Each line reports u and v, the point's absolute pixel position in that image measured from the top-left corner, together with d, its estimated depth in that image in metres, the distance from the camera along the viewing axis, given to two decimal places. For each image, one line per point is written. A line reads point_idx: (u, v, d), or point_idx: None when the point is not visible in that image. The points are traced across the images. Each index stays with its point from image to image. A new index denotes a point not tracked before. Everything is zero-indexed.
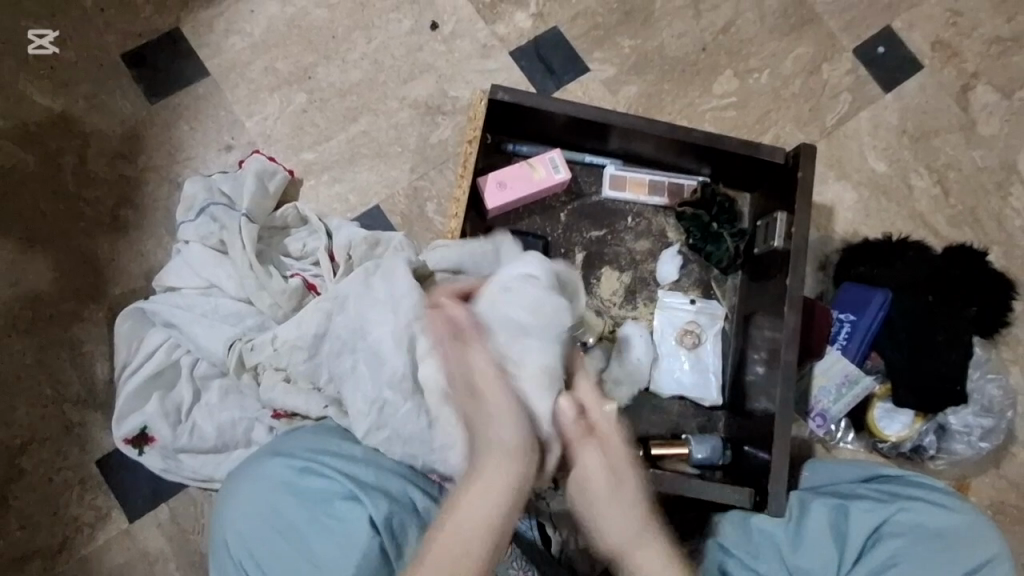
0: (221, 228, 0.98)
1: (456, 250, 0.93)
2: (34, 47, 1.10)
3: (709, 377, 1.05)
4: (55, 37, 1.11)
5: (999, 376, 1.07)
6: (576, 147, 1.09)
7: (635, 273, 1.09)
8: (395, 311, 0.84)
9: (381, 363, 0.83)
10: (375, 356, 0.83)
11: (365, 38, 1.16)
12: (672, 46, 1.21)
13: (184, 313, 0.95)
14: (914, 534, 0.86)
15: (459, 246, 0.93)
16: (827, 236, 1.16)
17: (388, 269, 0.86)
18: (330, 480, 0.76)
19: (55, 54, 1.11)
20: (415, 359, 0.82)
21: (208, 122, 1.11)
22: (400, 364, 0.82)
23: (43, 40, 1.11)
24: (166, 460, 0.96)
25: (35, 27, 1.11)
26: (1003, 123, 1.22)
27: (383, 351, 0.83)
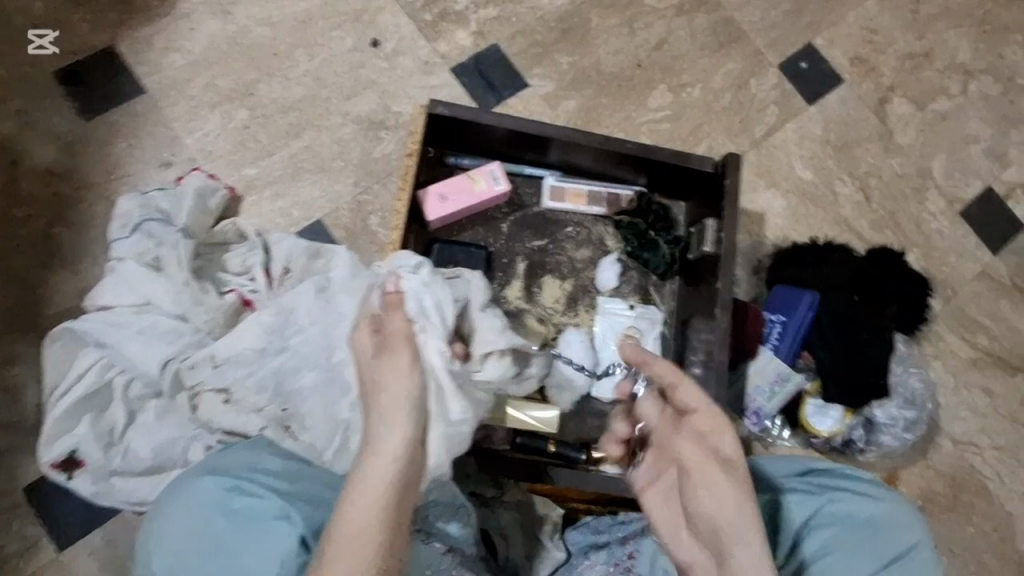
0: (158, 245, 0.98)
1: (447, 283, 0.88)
2: (35, 46, 1.11)
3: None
4: (55, 36, 1.12)
5: (921, 370, 1.14)
6: (516, 160, 1.12)
7: (576, 281, 1.12)
8: None
9: (344, 387, 0.86)
10: (331, 376, 0.87)
11: (308, 55, 1.17)
12: (609, 61, 1.26)
13: (117, 331, 0.95)
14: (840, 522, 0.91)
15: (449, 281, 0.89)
16: (759, 242, 1.21)
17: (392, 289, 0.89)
18: (259, 498, 0.76)
19: (56, 52, 1.11)
20: None
21: (147, 139, 1.11)
22: None
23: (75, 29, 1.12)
24: (98, 483, 0.95)
25: (35, 28, 1.12)
26: (918, 132, 1.30)
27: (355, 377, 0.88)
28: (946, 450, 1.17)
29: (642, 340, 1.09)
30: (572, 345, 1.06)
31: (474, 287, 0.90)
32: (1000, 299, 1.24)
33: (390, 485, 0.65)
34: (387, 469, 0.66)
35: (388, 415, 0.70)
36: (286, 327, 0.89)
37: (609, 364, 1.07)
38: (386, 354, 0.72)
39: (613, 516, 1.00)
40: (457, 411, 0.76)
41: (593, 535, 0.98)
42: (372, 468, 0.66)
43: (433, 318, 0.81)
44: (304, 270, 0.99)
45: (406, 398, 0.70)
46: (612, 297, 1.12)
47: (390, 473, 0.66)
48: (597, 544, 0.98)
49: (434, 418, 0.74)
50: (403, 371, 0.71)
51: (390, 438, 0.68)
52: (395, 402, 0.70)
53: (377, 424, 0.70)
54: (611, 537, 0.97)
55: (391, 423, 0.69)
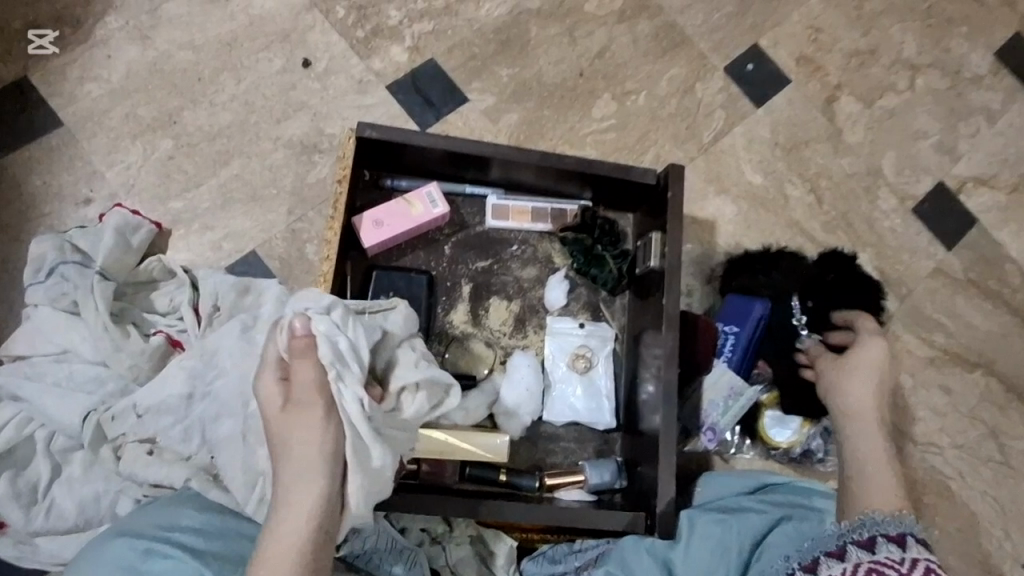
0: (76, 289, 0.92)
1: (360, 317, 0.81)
2: (35, 47, 1.08)
3: (602, 401, 1.04)
4: (54, 36, 1.09)
5: None
6: (456, 179, 1.08)
7: (523, 301, 1.09)
8: None
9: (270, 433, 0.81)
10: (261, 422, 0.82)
11: (234, 79, 1.13)
12: (550, 72, 1.22)
13: (32, 384, 0.88)
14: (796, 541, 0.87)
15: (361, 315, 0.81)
16: (711, 250, 1.19)
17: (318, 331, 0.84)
18: (177, 560, 0.70)
19: (55, 53, 1.08)
20: None
21: (64, 175, 1.05)
22: None
23: (43, 39, 1.09)
24: (19, 546, 0.89)
25: (34, 28, 1.09)
26: (867, 130, 1.29)
27: None
28: (907, 453, 1.15)
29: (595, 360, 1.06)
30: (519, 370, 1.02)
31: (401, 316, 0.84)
32: (956, 295, 1.23)
33: (299, 548, 0.64)
34: (294, 531, 0.64)
35: (298, 472, 0.66)
36: (207, 373, 0.82)
37: (560, 387, 1.04)
38: (295, 406, 0.68)
39: (570, 543, 0.96)
40: (376, 458, 0.70)
41: (550, 566, 0.95)
42: (282, 529, 0.64)
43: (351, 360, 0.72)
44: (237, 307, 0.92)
45: (317, 456, 0.67)
46: (560, 316, 1.08)
47: (301, 534, 0.64)
48: (555, 574, 0.95)
49: (353, 468, 0.69)
50: (311, 426, 0.68)
51: (303, 496, 0.66)
52: (305, 459, 0.67)
53: (286, 482, 0.66)
54: (568, 567, 0.94)
55: (300, 481, 0.66)
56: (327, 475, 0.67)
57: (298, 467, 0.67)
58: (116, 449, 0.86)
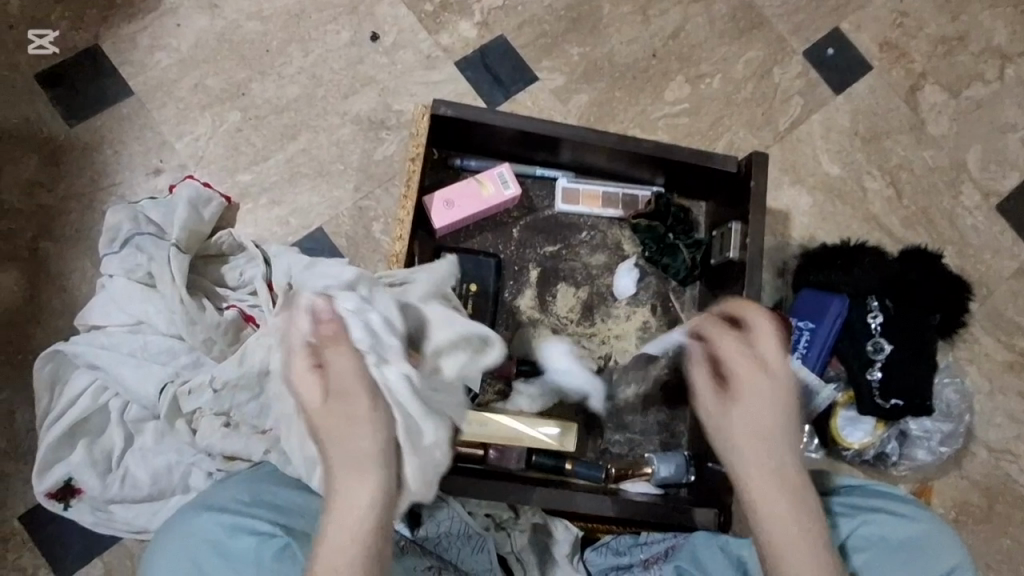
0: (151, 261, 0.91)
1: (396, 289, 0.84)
2: (34, 48, 1.05)
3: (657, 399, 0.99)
4: (55, 37, 1.06)
5: (956, 380, 1.09)
6: (526, 161, 1.05)
7: (591, 288, 1.06)
8: None
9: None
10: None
11: (302, 51, 1.10)
12: (623, 52, 1.18)
13: (109, 354, 0.89)
14: (872, 543, 0.87)
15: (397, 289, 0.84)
16: (784, 243, 1.14)
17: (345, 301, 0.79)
18: (260, 537, 0.72)
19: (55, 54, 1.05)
20: None
21: (134, 145, 1.04)
22: None
23: (42, 39, 1.05)
24: (96, 513, 0.90)
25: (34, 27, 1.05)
26: (952, 121, 1.23)
27: None
28: (982, 460, 1.11)
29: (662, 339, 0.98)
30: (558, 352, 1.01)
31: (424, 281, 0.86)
32: None
33: (359, 541, 0.61)
34: (353, 526, 0.61)
35: (347, 465, 0.63)
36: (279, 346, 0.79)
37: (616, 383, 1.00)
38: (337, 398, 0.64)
39: (635, 535, 0.95)
40: (429, 434, 0.71)
41: (613, 558, 0.94)
42: (341, 517, 0.62)
43: (381, 339, 0.72)
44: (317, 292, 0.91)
45: (370, 448, 0.63)
46: (629, 307, 1.06)
47: (361, 526, 0.61)
48: (618, 566, 0.94)
49: (408, 450, 0.68)
50: (349, 421, 0.64)
51: (362, 489, 0.62)
52: (356, 449, 0.63)
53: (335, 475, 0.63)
54: (633, 560, 0.93)
55: (355, 473, 0.63)
56: (382, 465, 0.64)
57: (355, 458, 0.63)
58: (190, 422, 0.87)
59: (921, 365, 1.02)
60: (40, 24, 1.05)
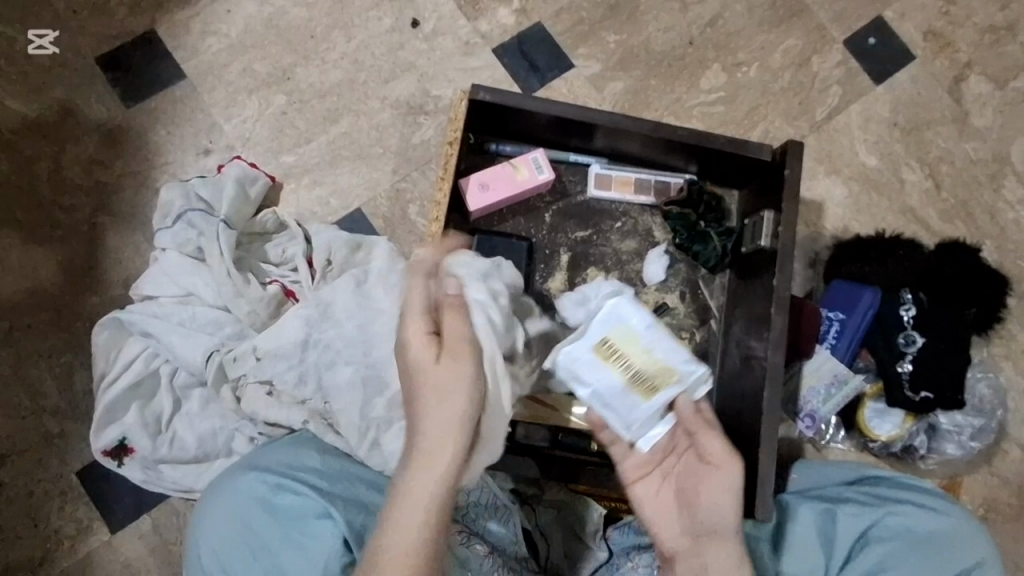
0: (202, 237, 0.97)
1: None
2: (34, 48, 1.09)
3: None
4: (54, 37, 1.10)
5: (990, 375, 1.08)
6: (561, 147, 1.07)
7: (621, 273, 1.07)
8: None
9: (380, 385, 0.86)
10: (376, 370, 0.87)
11: (346, 37, 1.14)
12: (659, 40, 1.19)
13: (162, 322, 0.94)
14: (894, 538, 0.88)
15: None
16: (817, 233, 1.14)
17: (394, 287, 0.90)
18: (302, 497, 0.76)
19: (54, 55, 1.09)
20: None
21: (186, 126, 1.10)
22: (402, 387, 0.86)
23: (42, 39, 1.10)
24: (146, 471, 0.95)
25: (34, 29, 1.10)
26: (996, 114, 1.20)
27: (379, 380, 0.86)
28: (1016, 458, 1.09)
29: None
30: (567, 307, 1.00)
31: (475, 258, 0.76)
32: None
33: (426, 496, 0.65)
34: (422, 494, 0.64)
35: (435, 431, 0.66)
36: (322, 321, 0.88)
37: None
38: (448, 361, 0.67)
39: None
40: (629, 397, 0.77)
41: (636, 536, 0.94)
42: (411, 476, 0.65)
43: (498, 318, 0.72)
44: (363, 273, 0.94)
45: (455, 401, 0.66)
46: (658, 293, 1.07)
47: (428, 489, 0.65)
48: (640, 545, 0.94)
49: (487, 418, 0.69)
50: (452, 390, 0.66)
51: (435, 449, 0.65)
52: (445, 408, 0.66)
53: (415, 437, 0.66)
54: None
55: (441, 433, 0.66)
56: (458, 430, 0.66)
57: (442, 414, 0.66)
58: (235, 390, 0.92)
59: (955, 359, 1.01)
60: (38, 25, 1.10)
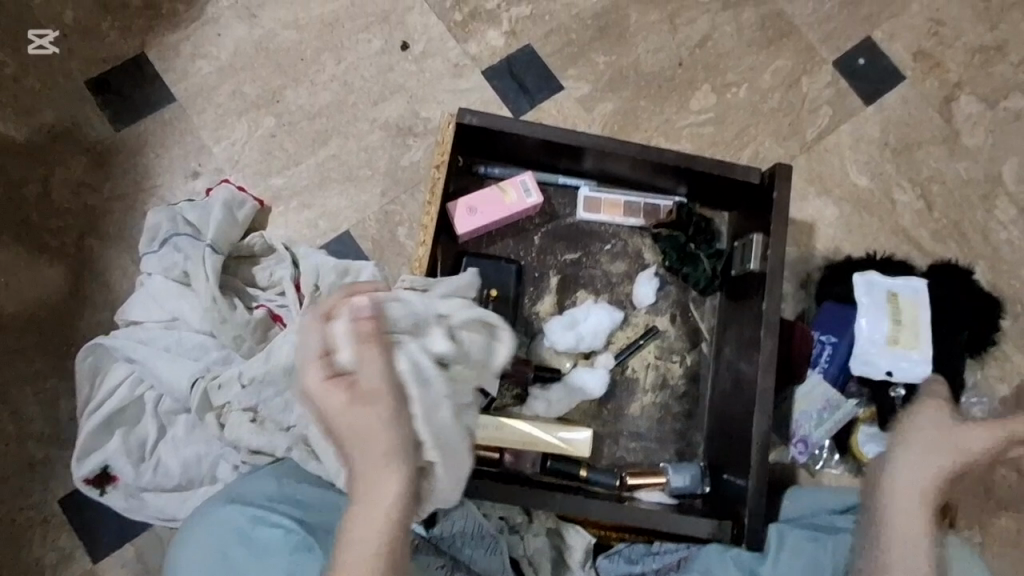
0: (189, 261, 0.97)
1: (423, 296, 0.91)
2: (35, 46, 1.10)
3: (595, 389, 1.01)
4: (55, 37, 1.11)
5: (982, 400, 1.07)
6: (550, 169, 1.07)
7: (611, 296, 1.07)
8: None
9: None
10: None
11: (335, 60, 1.14)
12: (649, 61, 1.19)
13: (146, 347, 0.93)
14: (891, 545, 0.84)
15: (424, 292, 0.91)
16: (809, 253, 1.13)
17: None
18: (284, 530, 0.75)
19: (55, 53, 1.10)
20: None
21: (175, 148, 1.09)
22: None
23: (42, 40, 1.11)
24: (129, 499, 0.94)
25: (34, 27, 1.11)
26: (987, 134, 1.20)
27: None
28: (1012, 482, 1.07)
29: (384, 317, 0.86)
30: (556, 332, 1.02)
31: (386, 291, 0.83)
32: None
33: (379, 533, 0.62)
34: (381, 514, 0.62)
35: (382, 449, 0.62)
36: None
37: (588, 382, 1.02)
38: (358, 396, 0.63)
39: (648, 543, 0.97)
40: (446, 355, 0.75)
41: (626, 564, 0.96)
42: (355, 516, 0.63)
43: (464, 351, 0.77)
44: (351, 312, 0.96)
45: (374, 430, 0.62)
46: (649, 315, 1.06)
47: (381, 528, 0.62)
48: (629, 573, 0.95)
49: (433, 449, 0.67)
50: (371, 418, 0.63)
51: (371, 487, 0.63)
52: (364, 442, 0.62)
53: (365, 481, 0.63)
54: (645, 568, 0.95)
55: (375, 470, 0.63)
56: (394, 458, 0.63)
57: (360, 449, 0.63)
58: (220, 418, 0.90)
59: (925, 372, 1.00)
60: (36, 25, 1.11)
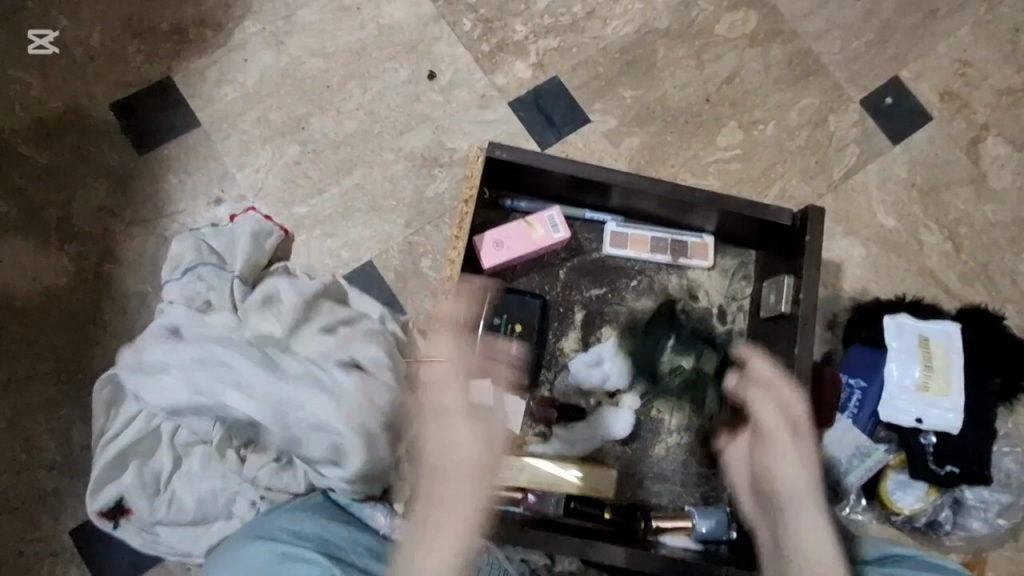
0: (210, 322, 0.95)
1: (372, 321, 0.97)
2: (34, 47, 1.10)
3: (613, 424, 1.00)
4: (54, 37, 1.11)
5: (1018, 450, 1.04)
6: (576, 204, 1.06)
7: (636, 333, 1.05)
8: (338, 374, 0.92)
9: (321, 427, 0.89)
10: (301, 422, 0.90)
11: (362, 88, 1.13)
12: (675, 96, 1.18)
13: (156, 380, 0.90)
14: None
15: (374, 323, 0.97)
16: (836, 294, 1.12)
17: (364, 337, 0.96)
18: (307, 561, 0.78)
19: (55, 53, 1.10)
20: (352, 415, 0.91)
21: (198, 174, 1.08)
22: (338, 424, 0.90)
23: (42, 39, 1.11)
24: (142, 534, 0.91)
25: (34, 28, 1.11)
26: (1015, 176, 1.19)
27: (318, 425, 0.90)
28: None
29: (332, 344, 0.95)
30: (581, 370, 1.01)
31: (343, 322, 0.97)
32: None
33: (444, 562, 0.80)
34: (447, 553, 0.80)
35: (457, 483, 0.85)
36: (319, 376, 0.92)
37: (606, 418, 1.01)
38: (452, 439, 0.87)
39: None
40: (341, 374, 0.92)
41: None
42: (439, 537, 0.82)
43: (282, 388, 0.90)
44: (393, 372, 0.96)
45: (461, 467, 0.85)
46: (674, 353, 1.05)
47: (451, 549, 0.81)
48: None
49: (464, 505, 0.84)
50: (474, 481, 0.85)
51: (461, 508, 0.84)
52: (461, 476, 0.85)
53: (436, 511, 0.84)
54: None
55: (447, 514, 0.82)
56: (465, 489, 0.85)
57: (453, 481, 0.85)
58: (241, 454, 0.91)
59: (949, 413, 0.98)
60: (38, 24, 1.11)
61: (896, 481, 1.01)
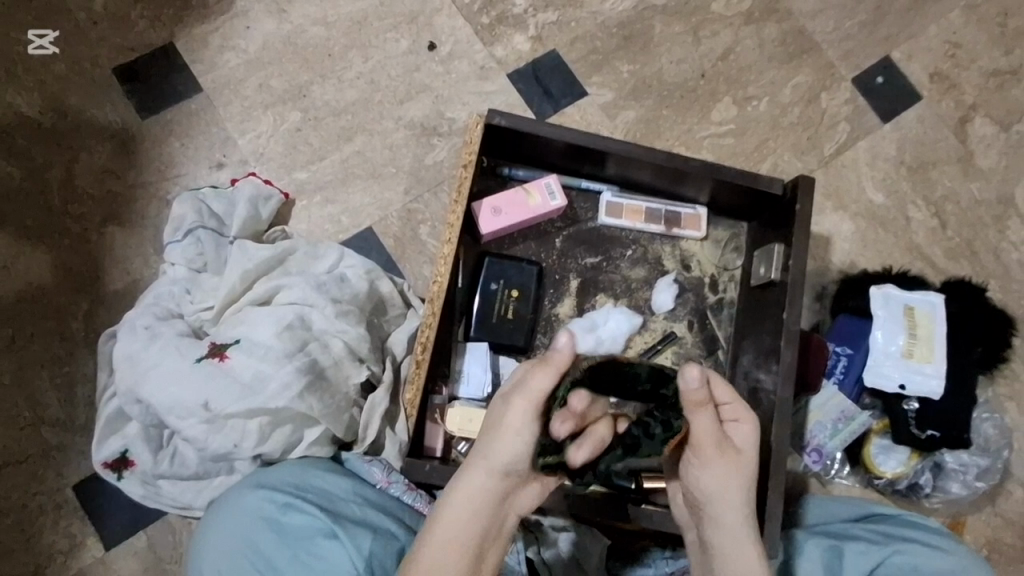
0: (199, 320, 0.95)
1: (365, 276, 0.98)
2: (35, 47, 1.10)
3: None
4: (56, 38, 1.10)
5: (995, 416, 1.08)
6: (573, 172, 1.07)
7: (630, 300, 1.07)
8: (309, 326, 0.92)
9: (280, 377, 0.88)
10: (262, 375, 0.88)
11: (362, 57, 1.15)
12: (671, 71, 1.20)
13: (149, 338, 0.91)
14: (888, 543, 0.89)
15: (367, 275, 0.98)
16: (825, 266, 1.15)
17: (353, 290, 0.97)
18: (308, 516, 0.78)
19: (55, 54, 1.10)
20: (318, 364, 0.90)
21: (200, 139, 1.10)
22: (301, 375, 0.88)
23: (42, 39, 1.10)
24: (145, 486, 0.93)
25: (36, 27, 1.10)
26: (1001, 155, 1.22)
27: (278, 374, 0.88)
28: (1019, 500, 1.08)
29: (315, 297, 0.94)
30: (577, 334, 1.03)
31: (327, 274, 0.97)
32: None
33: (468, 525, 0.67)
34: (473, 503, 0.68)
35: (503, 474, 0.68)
36: (296, 327, 0.91)
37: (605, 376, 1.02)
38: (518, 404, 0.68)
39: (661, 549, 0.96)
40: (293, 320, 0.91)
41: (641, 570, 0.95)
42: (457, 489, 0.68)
43: (253, 344, 0.90)
44: (373, 341, 0.96)
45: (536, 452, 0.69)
46: (666, 321, 1.07)
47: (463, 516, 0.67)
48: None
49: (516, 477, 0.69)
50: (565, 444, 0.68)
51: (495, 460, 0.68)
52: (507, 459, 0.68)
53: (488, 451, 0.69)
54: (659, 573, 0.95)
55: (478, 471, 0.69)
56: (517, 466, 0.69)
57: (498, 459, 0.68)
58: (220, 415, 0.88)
59: (933, 379, 1.01)
60: (39, 25, 1.10)
61: (880, 447, 1.04)
